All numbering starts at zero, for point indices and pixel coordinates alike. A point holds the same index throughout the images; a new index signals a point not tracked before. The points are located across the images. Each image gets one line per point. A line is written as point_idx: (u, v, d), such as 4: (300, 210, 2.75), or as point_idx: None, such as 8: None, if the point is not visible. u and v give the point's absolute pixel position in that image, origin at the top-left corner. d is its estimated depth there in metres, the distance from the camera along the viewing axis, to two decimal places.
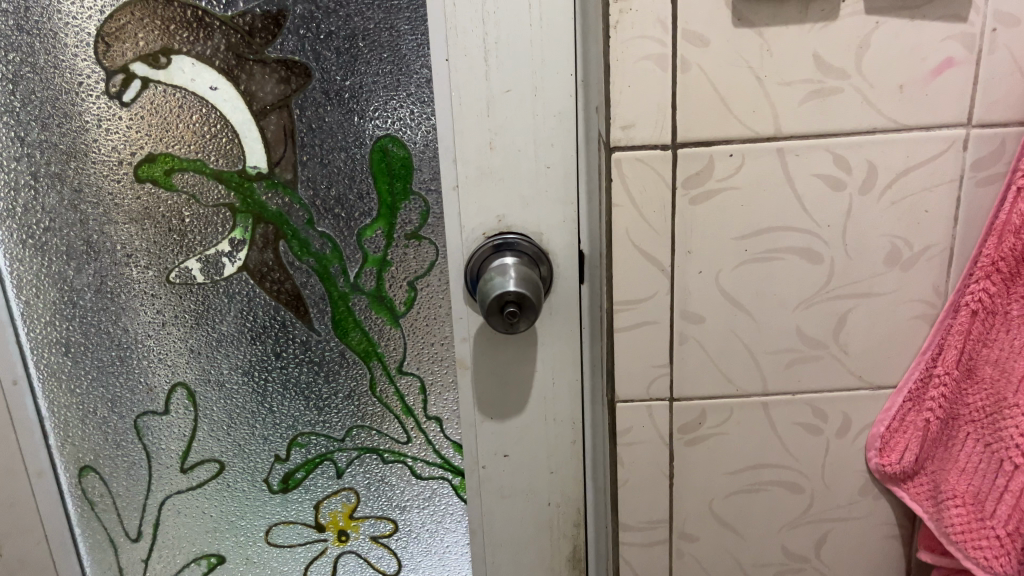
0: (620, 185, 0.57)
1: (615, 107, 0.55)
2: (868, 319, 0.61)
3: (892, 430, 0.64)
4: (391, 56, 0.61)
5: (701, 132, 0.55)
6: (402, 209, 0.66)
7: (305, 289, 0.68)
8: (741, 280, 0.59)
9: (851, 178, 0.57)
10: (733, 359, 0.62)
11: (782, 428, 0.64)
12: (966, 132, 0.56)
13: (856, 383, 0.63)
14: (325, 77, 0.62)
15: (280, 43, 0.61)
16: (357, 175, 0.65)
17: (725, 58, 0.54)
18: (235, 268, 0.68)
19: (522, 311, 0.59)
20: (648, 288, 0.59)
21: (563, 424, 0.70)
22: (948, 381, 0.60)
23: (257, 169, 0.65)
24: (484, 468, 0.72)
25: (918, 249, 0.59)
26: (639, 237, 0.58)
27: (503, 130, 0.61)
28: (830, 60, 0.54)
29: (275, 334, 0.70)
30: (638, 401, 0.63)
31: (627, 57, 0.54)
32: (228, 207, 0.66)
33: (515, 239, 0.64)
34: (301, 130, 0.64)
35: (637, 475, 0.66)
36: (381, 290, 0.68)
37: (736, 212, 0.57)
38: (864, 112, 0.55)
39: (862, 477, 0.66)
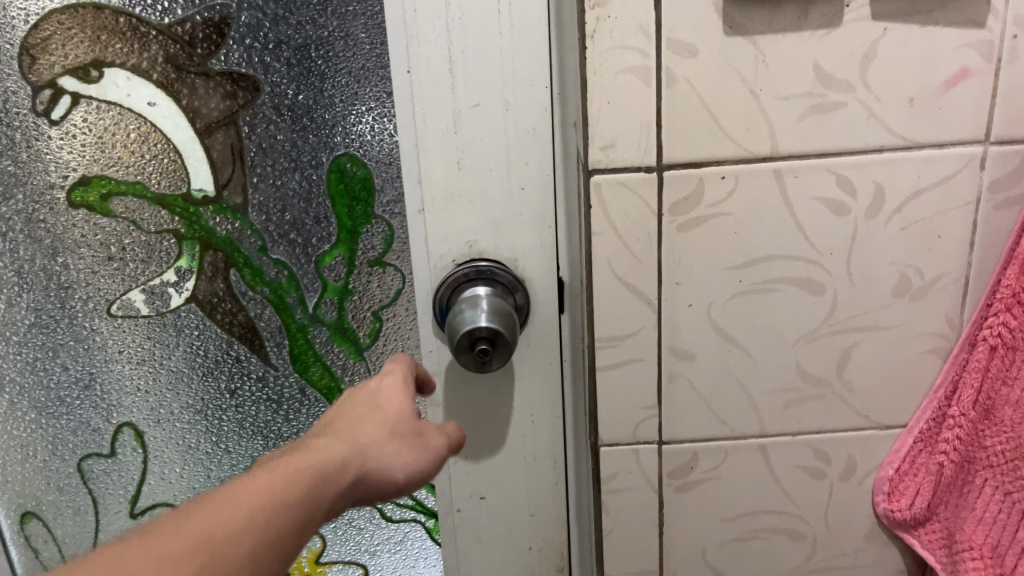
0: (599, 211, 0.51)
1: (593, 125, 0.49)
2: (875, 354, 0.55)
3: (901, 474, 0.58)
4: (347, 68, 0.55)
5: (688, 151, 0.50)
6: (364, 233, 0.60)
7: (260, 321, 0.62)
8: (735, 314, 0.54)
9: (855, 202, 0.51)
10: (727, 399, 0.56)
11: (782, 473, 0.59)
12: (984, 149, 0.50)
13: (861, 423, 0.58)
14: (276, 91, 0.56)
15: (224, 54, 0.56)
16: (313, 197, 0.59)
17: (715, 70, 0.48)
18: (182, 299, 0.62)
19: (495, 349, 0.54)
20: (632, 323, 0.54)
21: (544, 465, 0.65)
22: (963, 422, 0.55)
23: (203, 193, 0.59)
24: (459, 511, 0.66)
25: (930, 278, 0.53)
26: (622, 268, 0.52)
27: (472, 149, 0.55)
28: (832, 72, 0.48)
29: (229, 369, 0.64)
30: (623, 445, 0.57)
31: (605, 69, 0.48)
32: (172, 234, 0.60)
33: (488, 268, 0.58)
34: (250, 150, 0.58)
35: (623, 523, 0.60)
36: (343, 321, 0.62)
37: (729, 240, 0.52)
38: (870, 129, 0.50)
39: (869, 523, 0.61)
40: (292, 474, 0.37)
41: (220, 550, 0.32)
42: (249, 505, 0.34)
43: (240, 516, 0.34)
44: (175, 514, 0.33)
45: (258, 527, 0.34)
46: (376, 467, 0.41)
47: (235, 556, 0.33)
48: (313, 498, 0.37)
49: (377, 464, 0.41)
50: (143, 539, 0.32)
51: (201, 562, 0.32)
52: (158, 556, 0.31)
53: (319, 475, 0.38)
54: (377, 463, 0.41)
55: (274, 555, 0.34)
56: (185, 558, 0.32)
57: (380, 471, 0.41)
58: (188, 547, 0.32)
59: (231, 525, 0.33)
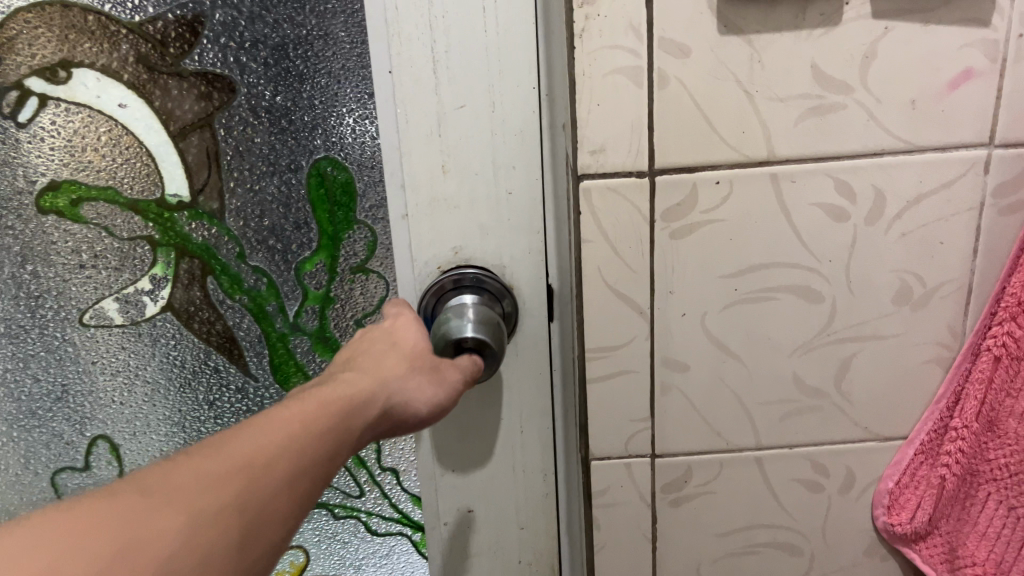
0: (589, 218, 0.49)
1: (582, 128, 0.47)
2: (874, 364, 0.54)
3: (901, 486, 0.56)
4: (327, 68, 0.53)
5: (682, 155, 0.48)
6: (346, 239, 0.58)
7: (238, 330, 0.60)
8: (730, 324, 0.52)
9: (854, 208, 0.49)
10: (722, 411, 0.54)
11: (779, 486, 0.57)
12: (988, 152, 0.48)
13: (861, 435, 0.56)
14: (253, 92, 0.54)
15: (198, 53, 0.53)
16: (292, 203, 0.57)
17: (709, 70, 0.46)
18: (157, 307, 0.60)
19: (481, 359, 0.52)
20: (624, 333, 0.52)
21: (534, 477, 0.63)
22: (966, 434, 0.53)
23: (178, 198, 0.57)
24: (446, 525, 0.64)
25: (932, 286, 0.51)
26: (613, 277, 0.50)
27: (458, 151, 0.53)
28: (830, 72, 0.46)
29: (208, 380, 0.62)
30: (615, 458, 0.56)
31: (595, 69, 0.46)
32: (146, 241, 0.58)
33: (473, 275, 0.56)
34: (226, 153, 0.56)
35: (615, 538, 0.58)
36: (325, 330, 0.60)
37: (724, 247, 0.50)
38: (870, 132, 0.48)
39: (868, 537, 0.59)
40: (327, 403, 0.36)
41: (273, 464, 0.32)
42: (292, 425, 0.33)
43: (285, 433, 0.33)
44: (221, 433, 0.32)
45: (301, 446, 0.33)
46: (400, 399, 0.42)
47: (286, 471, 0.32)
48: (346, 425, 0.36)
49: (401, 397, 0.42)
50: (194, 453, 0.31)
51: (255, 476, 0.31)
52: (213, 466, 0.30)
53: (352, 403, 0.38)
54: (400, 397, 0.42)
55: (316, 476, 0.34)
56: (240, 471, 0.30)
57: (404, 404, 0.42)
58: (243, 458, 0.31)
59: (279, 441, 0.32)
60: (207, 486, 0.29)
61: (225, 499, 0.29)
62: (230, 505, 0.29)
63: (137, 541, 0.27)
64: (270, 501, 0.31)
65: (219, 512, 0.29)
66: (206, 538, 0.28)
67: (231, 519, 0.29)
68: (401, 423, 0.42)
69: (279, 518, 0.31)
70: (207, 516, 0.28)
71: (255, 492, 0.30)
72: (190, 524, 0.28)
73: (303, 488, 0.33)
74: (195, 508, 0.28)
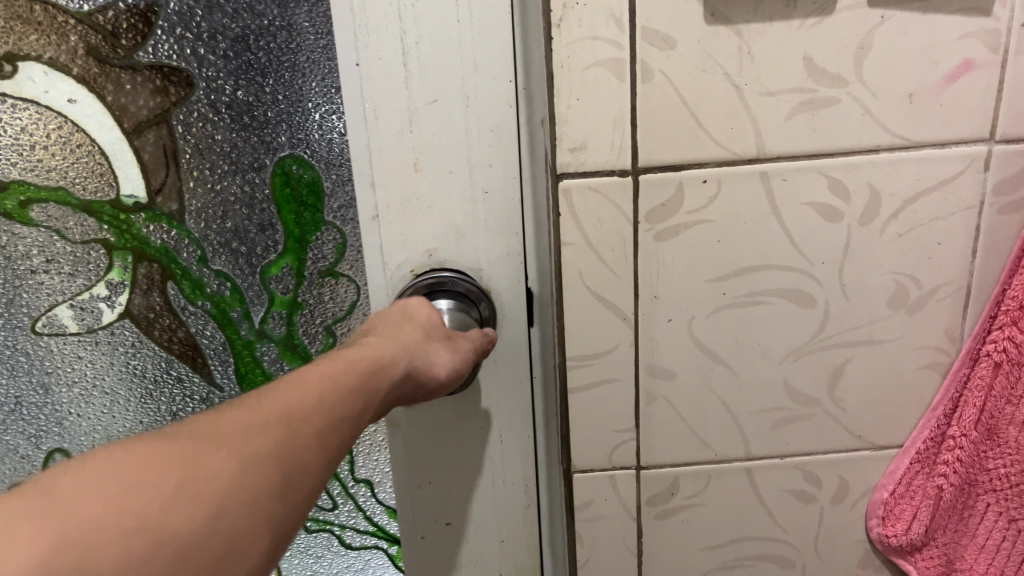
0: (569, 220, 0.46)
1: (560, 125, 0.44)
2: (868, 371, 0.51)
3: (896, 497, 0.54)
4: (291, 60, 0.50)
5: (666, 153, 0.45)
6: (314, 241, 0.55)
7: (202, 338, 0.58)
8: (718, 330, 0.49)
9: (848, 207, 0.47)
10: (710, 420, 0.52)
11: (769, 497, 0.55)
12: (989, 148, 0.46)
13: (855, 444, 0.53)
14: (212, 86, 0.51)
15: (152, 45, 0.50)
16: (256, 204, 0.54)
17: (694, 63, 0.43)
18: (115, 314, 0.57)
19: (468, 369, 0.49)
20: (607, 341, 0.49)
21: (514, 489, 0.60)
22: (964, 443, 0.50)
23: (134, 199, 0.54)
24: (423, 538, 0.61)
25: (929, 288, 0.49)
26: (595, 282, 0.48)
27: (430, 149, 0.50)
28: (823, 64, 0.44)
29: (171, 391, 0.59)
30: (599, 471, 0.53)
31: (573, 62, 0.43)
32: (101, 244, 0.55)
33: (449, 279, 0.52)
34: (185, 152, 0.52)
35: (599, 553, 0.56)
36: (293, 337, 0.58)
37: (711, 250, 0.47)
38: (865, 127, 0.45)
39: (861, 548, 0.57)
40: (352, 365, 0.36)
41: (307, 425, 0.31)
42: (324, 385, 0.33)
43: (318, 396, 0.32)
44: (255, 390, 0.32)
45: (333, 404, 0.33)
46: (423, 363, 0.42)
47: (320, 427, 0.32)
48: (373, 388, 0.36)
49: (425, 363, 0.42)
50: (236, 405, 0.31)
51: (293, 430, 0.30)
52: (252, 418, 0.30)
53: (377, 365, 0.38)
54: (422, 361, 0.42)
55: (347, 434, 0.33)
56: (278, 425, 0.30)
57: (424, 368, 0.42)
58: (279, 413, 0.30)
59: (313, 398, 0.32)
60: (252, 434, 0.29)
61: (267, 447, 0.29)
62: (274, 454, 0.29)
63: (189, 484, 0.26)
64: (307, 455, 0.30)
65: (263, 459, 0.29)
66: (253, 483, 0.28)
67: (273, 468, 0.29)
68: (425, 386, 0.43)
69: (317, 473, 0.31)
70: (252, 462, 0.28)
71: (294, 443, 0.30)
72: (237, 469, 0.28)
73: (337, 444, 0.32)
74: (241, 454, 0.28)
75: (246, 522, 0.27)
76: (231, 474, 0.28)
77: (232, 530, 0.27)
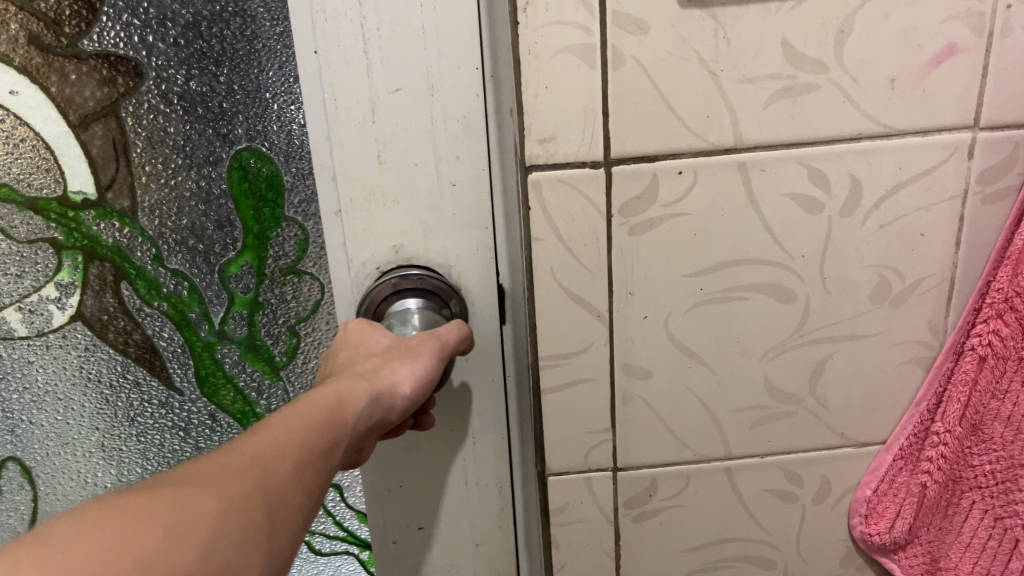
0: (539, 214, 0.44)
1: (527, 115, 0.42)
2: (851, 367, 0.50)
3: (879, 494, 0.53)
4: (246, 47, 0.48)
5: (640, 144, 0.43)
6: (274, 238, 0.52)
7: (159, 340, 0.56)
8: (696, 327, 0.48)
9: (829, 198, 0.45)
10: (688, 420, 0.50)
11: (749, 497, 0.53)
12: (973, 135, 0.44)
13: (837, 441, 0.52)
14: (163, 76, 0.49)
15: (97, 33, 0.48)
16: (212, 199, 0.51)
17: (668, 49, 0.41)
18: (66, 317, 0.55)
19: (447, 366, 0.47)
20: (580, 340, 0.48)
21: (489, 492, 0.58)
22: (949, 439, 0.48)
23: (82, 195, 0.52)
24: (395, 544, 0.59)
25: (912, 281, 0.47)
26: (567, 278, 0.46)
27: (394, 140, 0.47)
28: (802, 50, 0.42)
29: (128, 395, 0.58)
30: (574, 473, 0.51)
31: (540, 48, 0.41)
32: (49, 243, 0.53)
33: (417, 276, 0.50)
34: (135, 145, 0.50)
35: (576, 556, 0.54)
36: (255, 338, 0.55)
37: (688, 244, 0.45)
38: (846, 115, 0.43)
39: (844, 547, 0.55)
40: (323, 402, 0.37)
41: (283, 462, 0.32)
42: (298, 425, 0.34)
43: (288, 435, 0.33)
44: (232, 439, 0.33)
45: (308, 446, 0.33)
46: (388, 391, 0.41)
47: (298, 459, 0.32)
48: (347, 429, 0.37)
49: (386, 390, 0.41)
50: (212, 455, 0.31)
51: (272, 473, 0.31)
52: (230, 462, 0.30)
53: (349, 404, 0.38)
54: (394, 392, 0.41)
55: (325, 476, 0.34)
56: (257, 469, 0.31)
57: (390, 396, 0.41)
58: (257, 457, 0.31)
59: (288, 443, 0.33)
60: (231, 475, 0.30)
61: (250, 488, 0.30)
62: (255, 496, 0.30)
63: (178, 529, 0.27)
64: (288, 497, 0.31)
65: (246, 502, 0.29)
66: (238, 526, 0.28)
67: (257, 511, 0.29)
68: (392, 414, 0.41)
69: (299, 515, 0.31)
70: (235, 502, 0.29)
71: (274, 485, 0.31)
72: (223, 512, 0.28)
73: (316, 488, 0.33)
74: (224, 499, 0.29)
75: (238, 554, 0.28)
76: (218, 515, 0.28)
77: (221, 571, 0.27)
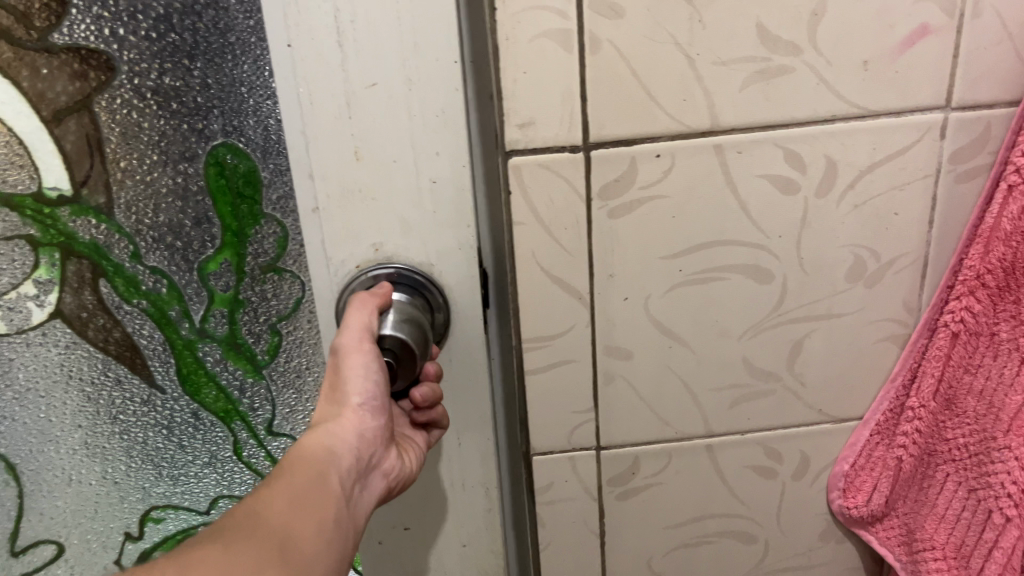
0: (519, 199, 0.45)
1: (505, 102, 0.42)
2: (827, 346, 0.50)
3: (857, 468, 0.54)
4: (221, 40, 0.47)
5: (618, 127, 0.43)
6: (253, 235, 0.52)
7: (140, 338, 0.56)
8: (677, 309, 0.48)
9: (805, 179, 0.45)
10: (670, 400, 0.51)
11: (729, 474, 0.54)
12: (945, 116, 0.45)
13: (815, 418, 0.53)
14: (135, 70, 0.48)
15: (67, 26, 0.48)
16: (190, 195, 0.51)
17: (644, 34, 0.41)
18: (45, 314, 0.56)
19: (404, 351, 0.46)
20: (562, 323, 0.48)
21: (475, 493, 0.57)
22: (922, 414, 0.50)
23: (58, 191, 0.52)
24: (380, 544, 0.58)
25: (887, 260, 0.48)
26: (549, 262, 0.46)
27: (371, 134, 0.46)
28: (777, 33, 0.42)
29: (111, 394, 0.58)
30: (558, 453, 0.52)
31: (518, 34, 0.41)
32: (26, 240, 0.54)
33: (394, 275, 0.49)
34: (111, 140, 0.51)
35: (562, 535, 0.55)
36: (236, 336, 0.55)
37: (667, 226, 0.46)
38: (820, 96, 0.44)
39: (824, 521, 0.57)
40: (307, 459, 0.41)
41: (275, 519, 0.36)
42: (284, 487, 0.38)
43: (277, 497, 0.37)
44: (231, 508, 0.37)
45: (298, 501, 0.38)
46: (334, 425, 0.44)
47: (288, 515, 0.37)
48: (333, 477, 0.41)
49: (328, 428, 0.44)
50: (219, 524, 0.35)
51: (265, 523, 0.35)
52: (232, 527, 0.34)
53: (330, 453, 0.42)
54: (353, 430, 0.45)
55: (320, 518, 0.38)
56: (252, 526, 0.35)
57: (339, 428, 0.44)
58: (253, 515, 0.35)
59: (276, 496, 0.37)
60: (236, 536, 0.34)
61: (249, 532, 0.34)
62: (256, 542, 0.34)
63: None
64: (287, 543, 0.35)
65: (248, 542, 0.34)
66: (246, 570, 0.32)
67: (261, 552, 0.34)
68: (365, 432, 0.45)
69: (304, 556, 0.36)
70: (244, 554, 0.33)
71: (272, 528, 0.35)
72: (232, 561, 0.32)
73: (316, 529, 0.37)
74: (230, 547, 0.33)
75: None
76: (230, 564, 0.32)
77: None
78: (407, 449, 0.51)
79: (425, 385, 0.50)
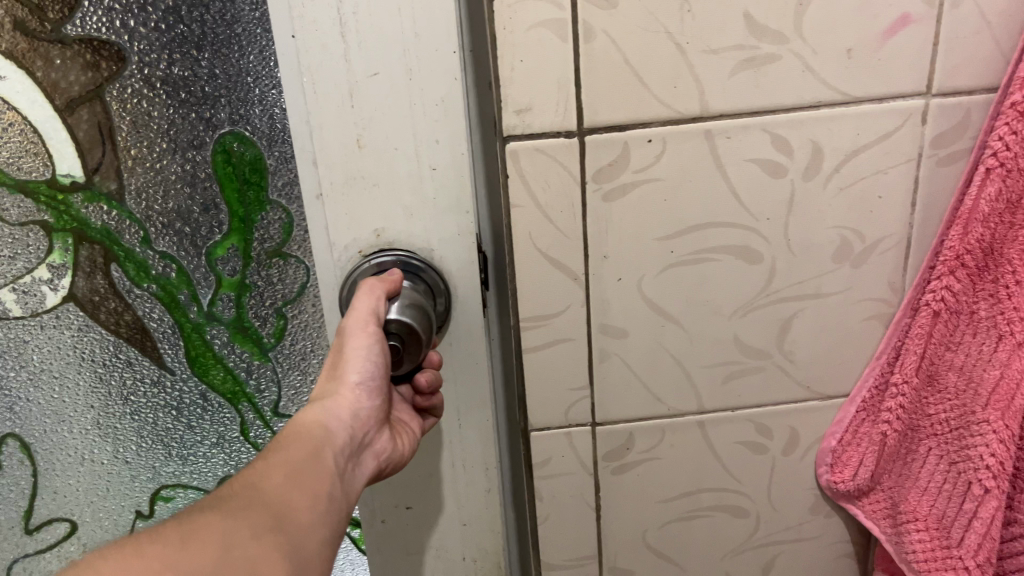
0: (517, 183, 0.46)
1: (504, 88, 0.44)
2: (816, 324, 0.52)
3: (844, 443, 0.55)
4: (228, 31, 0.49)
5: (612, 114, 0.45)
6: (260, 221, 0.54)
7: (150, 321, 0.58)
8: (669, 289, 0.50)
9: (792, 163, 0.47)
10: (664, 377, 0.53)
11: (721, 449, 0.56)
12: (926, 102, 0.47)
13: (804, 394, 0.55)
14: (145, 61, 0.50)
15: (80, 17, 0.50)
16: (198, 181, 0.53)
17: (636, 24, 0.43)
18: (58, 297, 0.58)
19: (409, 339, 0.47)
20: (559, 303, 0.50)
21: (474, 472, 0.59)
22: (906, 390, 0.51)
23: (71, 178, 0.54)
24: (383, 523, 0.60)
25: (872, 241, 0.50)
26: (546, 244, 0.48)
27: (373, 124, 0.47)
28: (765, 22, 0.44)
29: (122, 375, 0.60)
30: (555, 429, 0.54)
31: (515, 24, 0.43)
32: (40, 226, 0.56)
33: (394, 261, 0.51)
34: (122, 129, 0.53)
35: (559, 508, 0.57)
36: (242, 319, 0.57)
37: (659, 209, 0.48)
38: (806, 83, 0.45)
39: (813, 496, 0.59)
40: (301, 436, 0.42)
41: (272, 487, 0.36)
42: (280, 460, 0.39)
43: (274, 469, 0.38)
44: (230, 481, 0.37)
45: (294, 472, 0.39)
46: (330, 403, 0.45)
47: (285, 484, 0.37)
48: (327, 454, 0.42)
49: (324, 405, 0.45)
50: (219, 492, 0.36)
51: (262, 490, 0.36)
52: (230, 493, 0.35)
53: (325, 431, 0.43)
54: (347, 408, 0.46)
55: (316, 488, 0.39)
56: (249, 492, 0.35)
57: (334, 407, 0.45)
58: (251, 483, 0.36)
59: (274, 470, 0.38)
60: (235, 501, 0.34)
61: (249, 502, 0.35)
62: (253, 506, 0.34)
63: (193, 534, 0.31)
64: (285, 508, 0.36)
65: (249, 511, 0.34)
66: (245, 530, 0.33)
67: (259, 514, 0.34)
68: (361, 410, 0.47)
69: (303, 521, 0.36)
70: (242, 515, 0.34)
71: (271, 501, 0.36)
72: (231, 522, 0.33)
73: (315, 500, 0.38)
74: (229, 510, 0.34)
75: (258, 550, 0.32)
76: (230, 524, 0.33)
77: (241, 563, 0.31)
78: (403, 433, 0.52)
79: (429, 371, 0.52)
